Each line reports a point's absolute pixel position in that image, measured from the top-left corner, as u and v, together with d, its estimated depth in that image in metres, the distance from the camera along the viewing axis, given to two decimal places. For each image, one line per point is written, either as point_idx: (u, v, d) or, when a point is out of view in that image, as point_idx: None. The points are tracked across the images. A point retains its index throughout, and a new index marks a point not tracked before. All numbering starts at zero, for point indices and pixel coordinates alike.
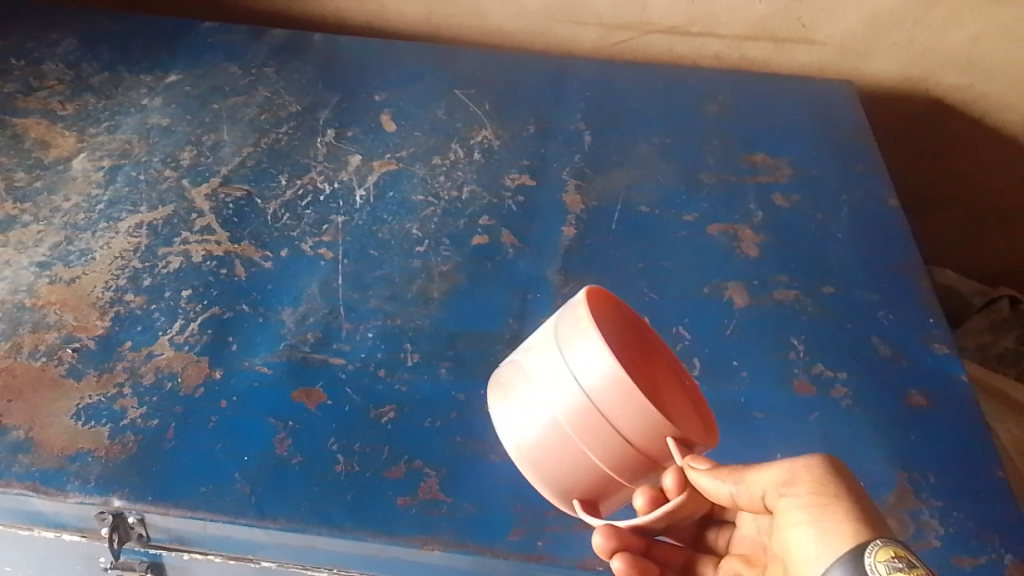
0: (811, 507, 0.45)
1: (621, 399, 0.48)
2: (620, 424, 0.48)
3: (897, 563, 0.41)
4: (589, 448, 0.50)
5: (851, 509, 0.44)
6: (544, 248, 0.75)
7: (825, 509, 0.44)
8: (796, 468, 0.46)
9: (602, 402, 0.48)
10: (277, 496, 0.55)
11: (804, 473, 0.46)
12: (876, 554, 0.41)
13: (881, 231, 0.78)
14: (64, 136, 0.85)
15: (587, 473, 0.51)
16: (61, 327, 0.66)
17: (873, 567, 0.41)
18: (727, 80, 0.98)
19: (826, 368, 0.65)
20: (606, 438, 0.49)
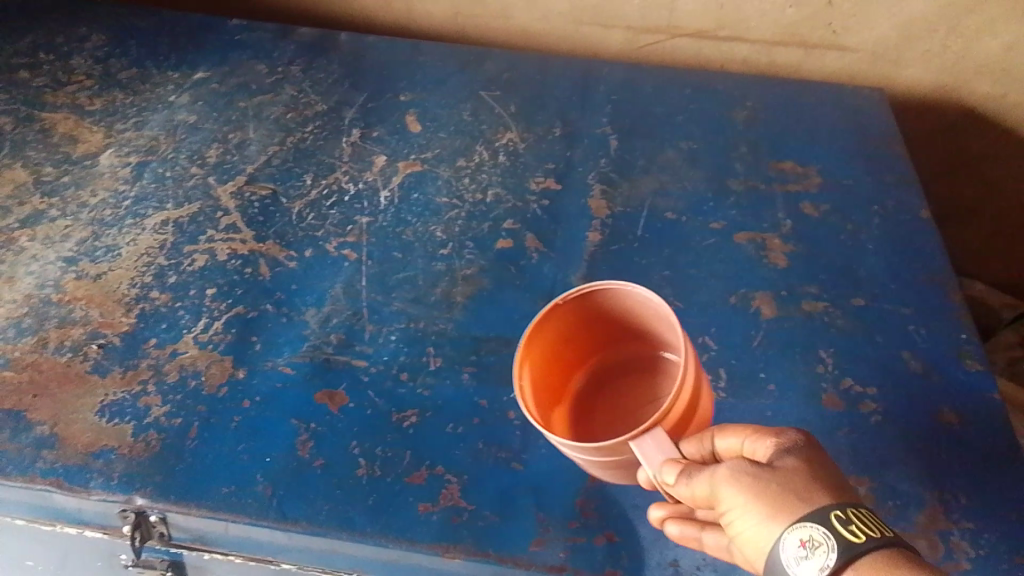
0: (738, 519, 0.44)
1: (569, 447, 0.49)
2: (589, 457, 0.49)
3: (803, 552, 0.41)
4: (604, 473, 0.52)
5: (767, 506, 0.43)
6: (569, 253, 0.75)
7: (749, 516, 0.43)
8: (715, 486, 0.44)
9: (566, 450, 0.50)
10: (298, 499, 0.55)
11: (723, 486, 0.44)
12: (787, 547, 0.42)
13: (912, 242, 0.77)
14: (92, 131, 0.86)
15: (626, 474, 0.52)
16: (87, 323, 0.66)
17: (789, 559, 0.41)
18: (756, 85, 0.97)
19: (854, 383, 0.64)
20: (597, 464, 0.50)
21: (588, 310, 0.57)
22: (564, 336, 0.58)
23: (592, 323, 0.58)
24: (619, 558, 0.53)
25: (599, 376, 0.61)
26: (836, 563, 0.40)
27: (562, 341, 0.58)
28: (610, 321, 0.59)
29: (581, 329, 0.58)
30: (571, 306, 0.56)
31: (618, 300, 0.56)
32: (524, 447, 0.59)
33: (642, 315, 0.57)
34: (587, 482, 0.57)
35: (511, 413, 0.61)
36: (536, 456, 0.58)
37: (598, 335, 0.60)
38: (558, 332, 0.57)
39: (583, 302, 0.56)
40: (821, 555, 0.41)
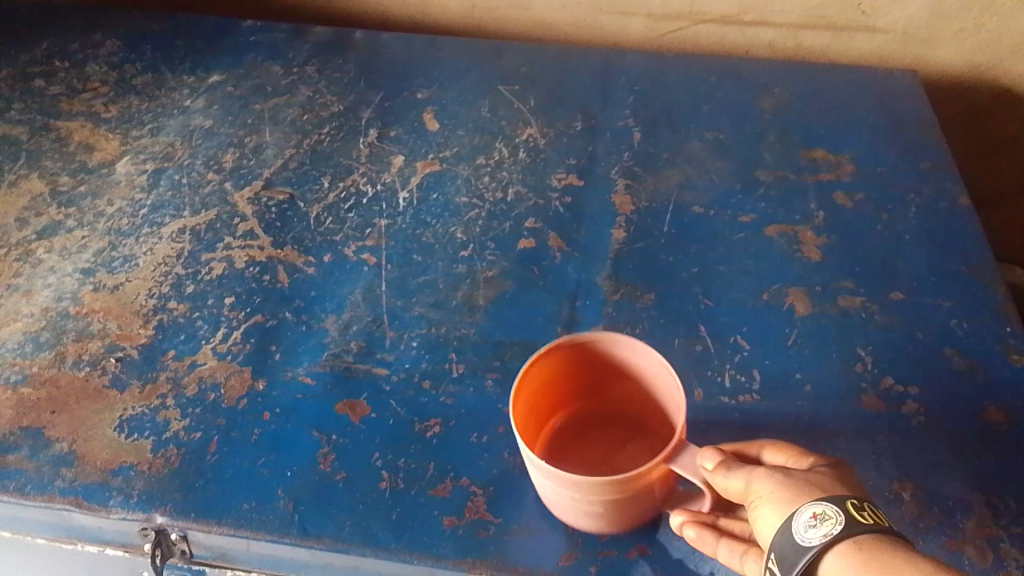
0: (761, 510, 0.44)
1: (584, 487, 0.47)
2: (601, 494, 0.47)
3: (812, 521, 0.41)
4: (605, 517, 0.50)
5: (791, 496, 0.44)
6: (593, 251, 0.72)
7: (770, 502, 0.44)
8: (750, 478, 0.45)
9: (575, 492, 0.48)
10: (321, 514, 0.54)
11: (758, 481, 0.45)
12: (799, 519, 0.42)
13: (952, 231, 0.74)
14: (108, 139, 0.85)
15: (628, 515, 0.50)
16: (105, 336, 0.65)
17: (799, 528, 0.42)
18: (784, 71, 0.94)
19: (895, 383, 0.62)
20: (604, 503, 0.48)
21: (561, 364, 0.55)
22: (538, 391, 0.55)
23: (560, 379, 0.56)
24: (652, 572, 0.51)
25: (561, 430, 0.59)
26: (840, 535, 0.40)
27: (536, 396, 0.55)
28: (576, 376, 0.57)
29: (552, 384, 0.56)
30: (548, 360, 0.54)
31: (591, 354, 0.55)
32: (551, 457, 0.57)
33: (613, 365, 0.56)
34: None
35: None
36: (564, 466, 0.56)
37: (564, 389, 0.58)
38: (535, 387, 0.54)
39: (560, 357, 0.54)
40: (829, 526, 0.41)
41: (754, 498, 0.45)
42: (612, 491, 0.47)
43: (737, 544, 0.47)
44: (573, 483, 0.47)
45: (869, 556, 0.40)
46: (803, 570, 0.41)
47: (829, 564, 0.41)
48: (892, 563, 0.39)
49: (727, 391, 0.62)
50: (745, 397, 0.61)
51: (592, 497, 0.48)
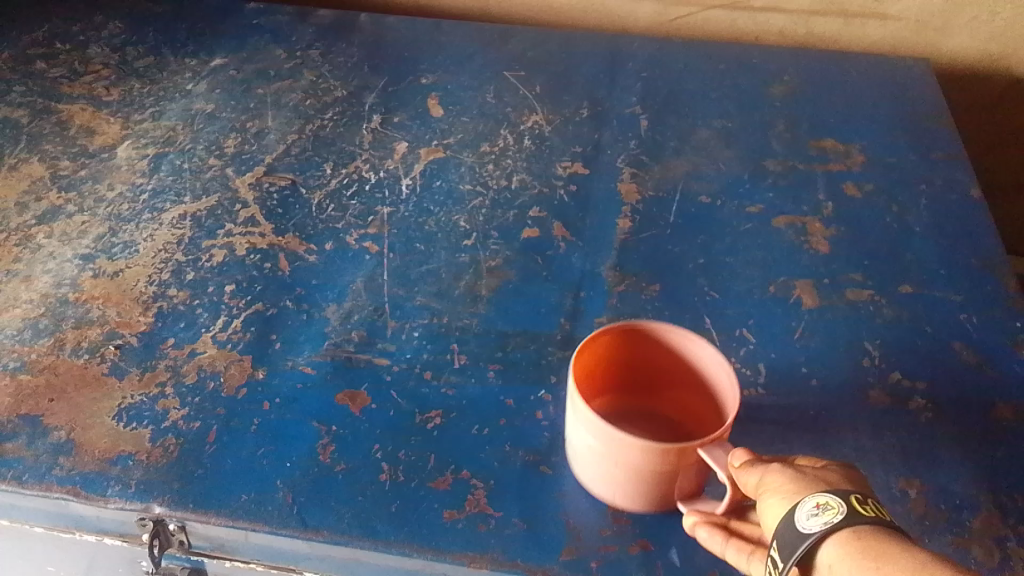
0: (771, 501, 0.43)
1: (628, 450, 0.48)
2: (640, 461, 0.48)
3: (814, 510, 0.40)
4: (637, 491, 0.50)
5: (801, 488, 0.43)
6: (598, 241, 0.71)
7: (776, 494, 0.43)
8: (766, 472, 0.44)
9: (615, 455, 0.49)
10: (320, 505, 0.53)
11: (773, 475, 0.44)
12: (800, 510, 0.41)
13: (964, 224, 0.73)
14: (109, 123, 0.84)
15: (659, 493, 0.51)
16: (104, 323, 0.64)
17: (801, 518, 0.41)
18: (794, 59, 0.92)
19: (903, 378, 0.61)
20: (638, 473, 0.49)
21: (620, 346, 0.56)
22: (592, 366, 0.56)
23: (614, 362, 0.58)
24: (654, 569, 0.50)
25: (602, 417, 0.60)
26: (842, 523, 0.39)
27: (588, 371, 0.56)
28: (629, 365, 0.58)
29: (606, 365, 0.57)
30: (610, 336, 0.55)
31: (651, 343, 0.56)
32: (553, 451, 0.56)
33: (663, 358, 0.57)
34: None
35: (539, 414, 0.59)
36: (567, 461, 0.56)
37: (615, 374, 0.59)
38: (592, 358, 0.55)
39: (621, 337, 0.55)
40: (830, 516, 0.40)
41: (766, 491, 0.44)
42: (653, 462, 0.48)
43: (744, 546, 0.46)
44: (617, 441, 0.48)
45: (865, 544, 0.39)
46: (800, 557, 0.40)
47: (826, 552, 0.40)
48: (888, 551, 0.38)
49: None
50: (750, 391, 0.60)
51: (630, 462, 0.49)
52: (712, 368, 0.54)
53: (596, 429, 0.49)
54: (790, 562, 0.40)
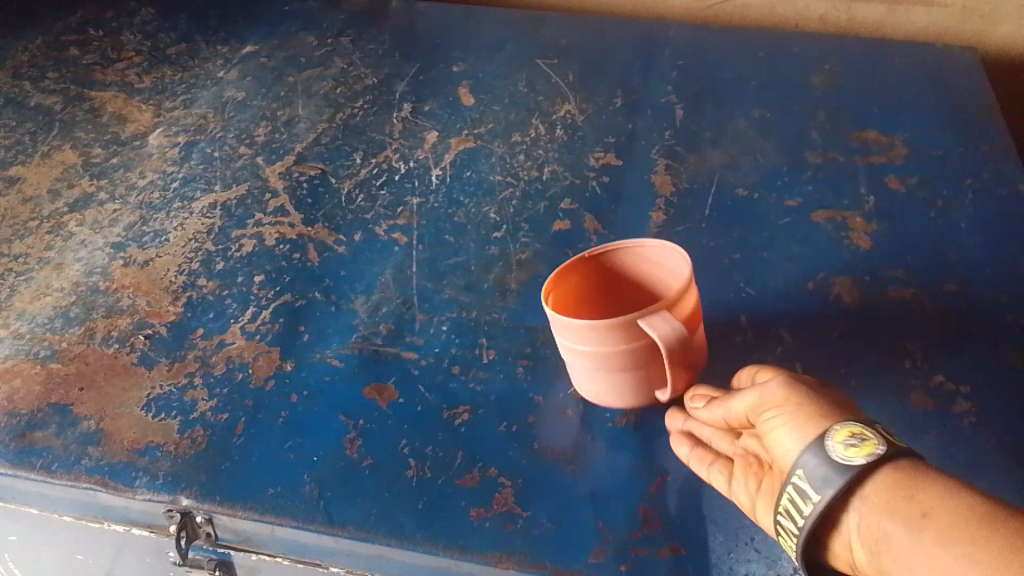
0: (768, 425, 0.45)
1: (588, 337, 0.51)
2: (602, 345, 0.51)
3: (850, 442, 0.41)
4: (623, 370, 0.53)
5: (801, 414, 0.44)
6: (630, 234, 0.70)
7: (784, 420, 0.45)
8: (753, 399, 0.47)
9: (582, 347, 0.52)
10: (346, 501, 0.53)
11: (764, 399, 0.46)
12: (832, 442, 0.42)
13: (1012, 219, 0.70)
14: (141, 110, 0.84)
15: (645, 369, 0.53)
16: (134, 312, 0.64)
17: (840, 450, 0.41)
18: (835, 46, 0.90)
19: (946, 380, 0.58)
20: (615, 357, 0.52)
21: (600, 275, 0.57)
22: (578, 298, 0.58)
23: (606, 296, 0.59)
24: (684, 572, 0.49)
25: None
26: (883, 456, 0.40)
27: (575, 304, 0.58)
28: (621, 297, 0.59)
29: (587, 303, 0.58)
30: (581, 267, 0.56)
31: (626, 267, 0.57)
32: (582, 449, 0.55)
33: (640, 282, 0.58)
34: (651, 487, 0.53)
35: (569, 411, 0.58)
36: (596, 460, 0.55)
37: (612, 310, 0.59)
38: (573, 291, 0.57)
39: (596, 266, 0.57)
40: (867, 449, 0.41)
41: (764, 415, 0.46)
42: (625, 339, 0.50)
43: (725, 470, 0.50)
44: (578, 333, 0.51)
45: (902, 476, 0.40)
46: (839, 490, 0.40)
47: (866, 486, 0.40)
48: (933, 484, 0.39)
49: None
50: None
51: (596, 349, 0.51)
52: (680, 266, 0.55)
53: (560, 328, 0.52)
54: (827, 496, 0.41)
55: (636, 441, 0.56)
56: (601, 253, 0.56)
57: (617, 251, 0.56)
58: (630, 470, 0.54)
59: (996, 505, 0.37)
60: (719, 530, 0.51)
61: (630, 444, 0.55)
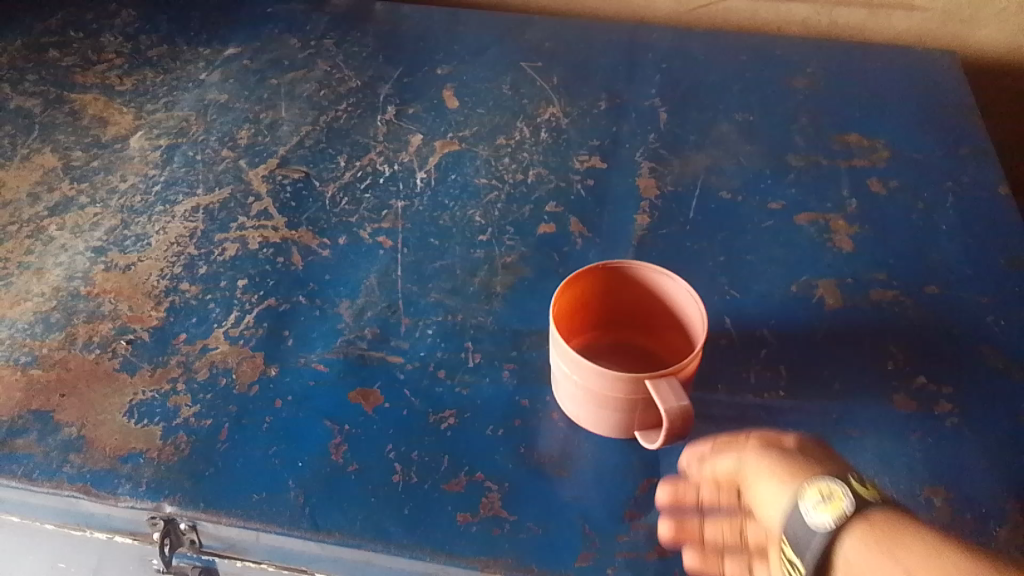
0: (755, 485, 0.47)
1: (584, 373, 0.51)
2: (596, 385, 0.51)
3: (819, 501, 0.43)
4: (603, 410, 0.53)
5: (783, 472, 0.46)
6: (615, 237, 0.70)
7: (767, 483, 0.47)
8: (737, 458, 0.48)
9: (574, 377, 0.52)
10: (332, 507, 0.53)
11: (748, 461, 0.48)
12: (805, 502, 0.44)
13: (992, 222, 0.71)
14: (121, 113, 0.83)
15: (620, 416, 0.53)
16: (115, 318, 0.64)
17: (810, 511, 0.43)
18: (816, 50, 0.91)
19: (928, 381, 0.59)
20: (598, 396, 0.52)
21: (608, 283, 0.58)
22: (581, 301, 0.58)
23: (607, 300, 0.59)
24: None
25: (596, 352, 0.61)
26: (850, 511, 0.42)
27: (576, 306, 0.58)
28: (623, 303, 0.60)
29: (590, 304, 0.59)
30: (597, 273, 0.57)
31: (641, 281, 0.57)
32: (569, 452, 0.55)
33: (650, 298, 0.58)
34: (638, 491, 0.53)
35: (555, 414, 0.58)
36: (582, 464, 0.55)
37: (610, 310, 0.60)
38: (578, 295, 0.58)
39: (608, 274, 0.57)
40: (836, 505, 0.43)
41: (751, 477, 0.48)
42: (613, 387, 0.50)
43: (734, 550, 0.49)
44: (575, 364, 0.51)
45: (877, 533, 0.41)
46: (820, 555, 0.42)
47: (845, 546, 0.42)
48: (908, 538, 0.40)
49: (753, 386, 0.59)
50: (771, 393, 0.58)
51: (587, 385, 0.52)
52: (693, 310, 0.55)
53: (558, 350, 0.52)
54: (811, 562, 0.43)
55: (622, 444, 0.56)
56: (618, 266, 0.56)
57: (633, 269, 0.56)
58: (616, 473, 0.54)
59: (970, 556, 0.38)
60: None
61: (616, 447, 0.56)
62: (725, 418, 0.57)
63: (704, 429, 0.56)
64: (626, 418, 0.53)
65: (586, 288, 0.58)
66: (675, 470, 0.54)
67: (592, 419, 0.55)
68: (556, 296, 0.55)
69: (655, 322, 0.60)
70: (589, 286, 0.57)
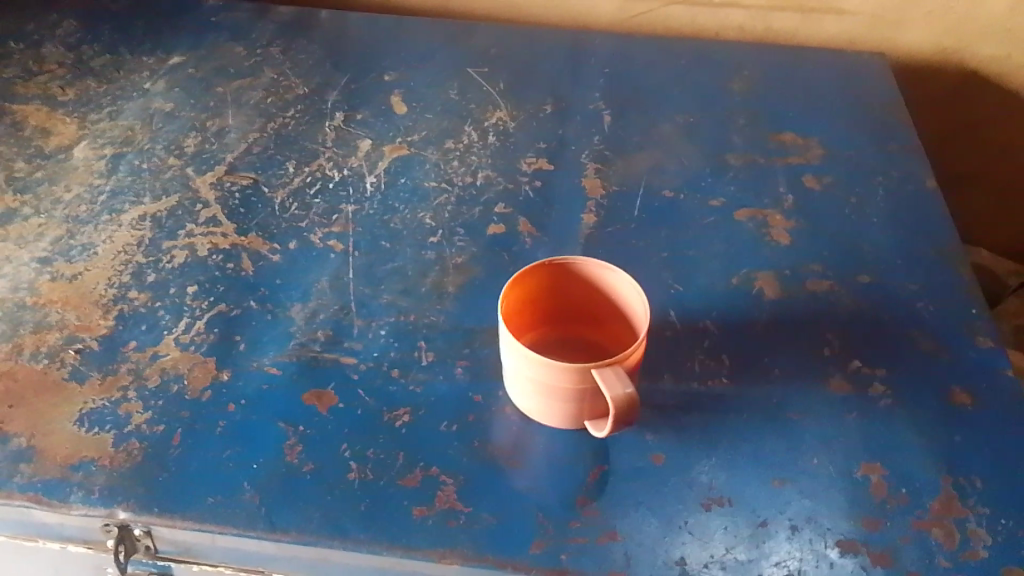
0: None
1: (533, 365, 0.53)
2: (544, 377, 0.53)
3: None
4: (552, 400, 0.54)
5: None
6: (563, 236, 0.72)
7: None
8: None
9: (524, 369, 0.54)
10: (288, 507, 0.53)
11: None
12: None
13: (919, 213, 0.74)
14: (65, 123, 0.82)
15: (569, 407, 0.55)
16: (63, 327, 0.63)
17: None
18: (753, 53, 0.94)
19: (862, 365, 0.62)
20: (547, 387, 0.54)
21: (556, 280, 0.59)
22: (530, 297, 0.60)
23: (555, 296, 0.61)
24: (623, 558, 0.51)
25: (545, 347, 0.62)
26: None
27: (525, 301, 0.60)
28: (570, 299, 0.61)
29: (539, 300, 0.61)
30: (545, 269, 0.58)
31: (588, 278, 0.59)
32: (522, 445, 0.57)
33: (597, 293, 0.60)
34: (589, 478, 0.55)
35: (507, 409, 0.59)
36: (534, 455, 0.56)
37: (559, 306, 0.62)
38: (527, 291, 0.59)
39: (555, 271, 0.59)
40: None
41: None
42: (560, 377, 0.52)
43: None
44: (524, 357, 0.53)
45: None
46: None
47: None
48: None
49: (697, 375, 0.61)
50: (714, 380, 0.60)
51: (537, 377, 0.53)
52: (638, 304, 0.57)
53: (509, 344, 0.54)
54: None
55: (572, 434, 0.57)
56: (565, 262, 0.58)
57: (580, 265, 0.58)
58: (567, 462, 0.56)
59: None
60: (655, 516, 0.53)
61: (567, 437, 0.57)
62: (671, 406, 0.59)
63: (652, 417, 0.58)
64: (574, 408, 0.55)
65: (534, 284, 0.59)
66: (624, 456, 0.56)
67: (542, 410, 0.56)
68: (505, 291, 0.56)
69: (602, 317, 0.62)
70: (538, 283, 0.59)
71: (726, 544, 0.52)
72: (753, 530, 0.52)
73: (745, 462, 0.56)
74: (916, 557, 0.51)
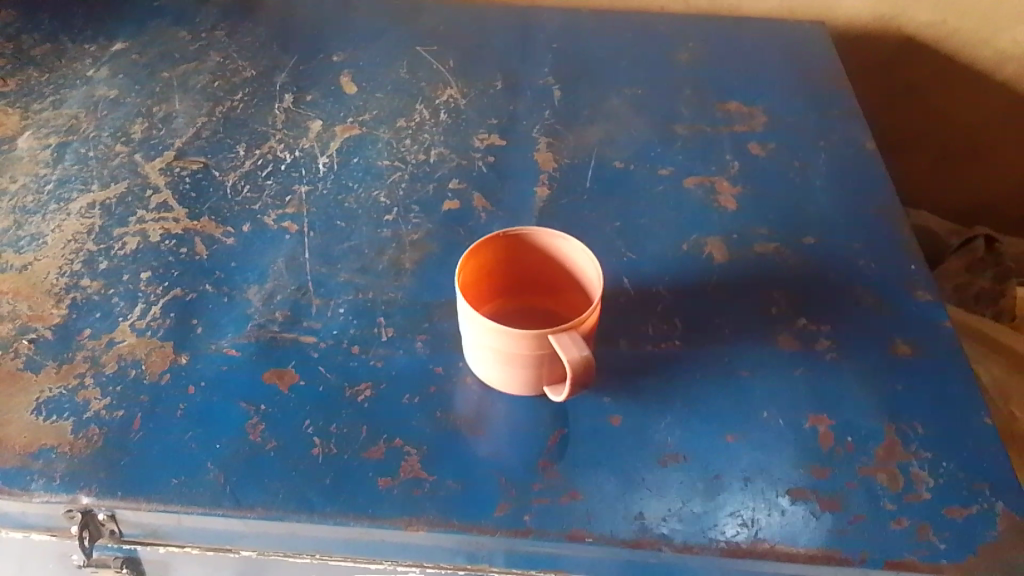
0: None
1: (491, 333, 0.54)
2: (502, 344, 0.54)
3: None
4: (512, 366, 0.56)
5: None
6: (516, 209, 0.73)
7: None
8: None
9: (483, 338, 0.55)
10: (253, 484, 0.54)
11: None
12: None
13: (860, 176, 0.77)
14: (6, 114, 0.80)
15: (528, 372, 0.56)
16: (15, 318, 0.62)
17: None
18: (697, 26, 0.96)
19: (809, 322, 0.64)
20: (504, 354, 0.55)
21: (512, 250, 0.60)
22: (486, 268, 0.61)
23: (512, 266, 0.62)
24: (585, 516, 0.53)
25: (504, 317, 0.63)
26: None
27: (482, 272, 0.61)
28: (527, 268, 0.62)
29: (496, 271, 0.62)
30: (500, 240, 0.59)
31: (543, 247, 0.60)
32: (483, 413, 0.58)
33: (552, 262, 0.61)
34: (548, 442, 0.56)
35: (468, 378, 0.60)
36: (495, 422, 0.57)
37: (517, 276, 0.63)
38: (484, 262, 0.60)
39: (511, 241, 0.60)
40: None
41: None
42: (517, 344, 0.53)
43: None
44: (481, 326, 0.54)
45: None
46: None
47: None
48: None
49: (651, 338, 0.62)
50: (667, 344, 0.62)
51: (495, 345, 0.54)
52: (592, 271, 0.58)
53: (466, 314, 0.55)
54: None
55: (532, 400, 0.59)
56: (519, 232, 0.59)
57: (534, 235, 0.59)
58: (527, 428, 0.57)
59: None
60: (614, 476, 0.55)
61: (527, 404, 0.58)
62: (627, 369, 0.61)
63: (608, 380, 0.60)
64: (532, 374, 0.56)
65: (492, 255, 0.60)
66: (583, 419, 0.58)
67: (502, 377, 0.57)
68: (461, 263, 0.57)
69: (559, 286, 0.63)
70: (495, 253, 0.60)
71: (683, 498, 0.54)
72: (708, 484, 0.54)
73: (700, 420, 0.57)
74: (862, 502, 0.53)
